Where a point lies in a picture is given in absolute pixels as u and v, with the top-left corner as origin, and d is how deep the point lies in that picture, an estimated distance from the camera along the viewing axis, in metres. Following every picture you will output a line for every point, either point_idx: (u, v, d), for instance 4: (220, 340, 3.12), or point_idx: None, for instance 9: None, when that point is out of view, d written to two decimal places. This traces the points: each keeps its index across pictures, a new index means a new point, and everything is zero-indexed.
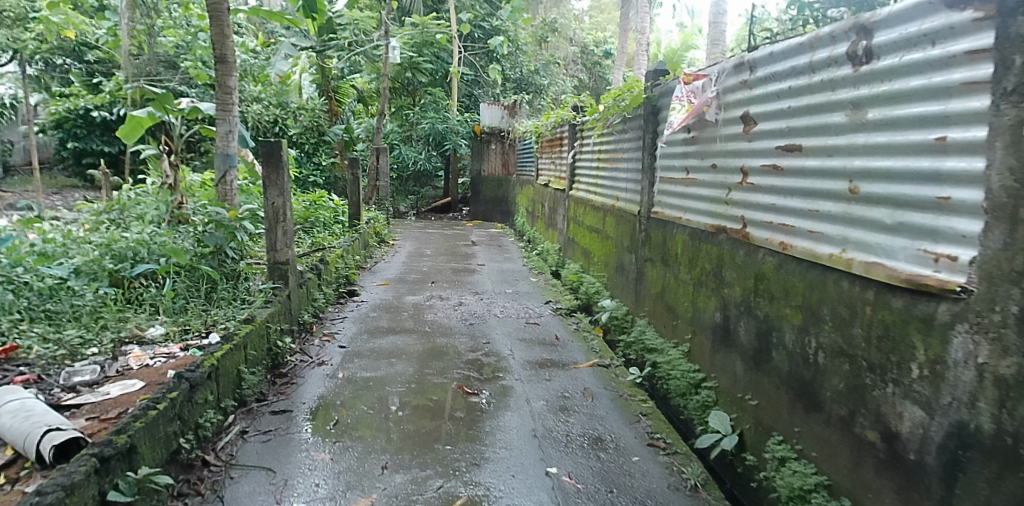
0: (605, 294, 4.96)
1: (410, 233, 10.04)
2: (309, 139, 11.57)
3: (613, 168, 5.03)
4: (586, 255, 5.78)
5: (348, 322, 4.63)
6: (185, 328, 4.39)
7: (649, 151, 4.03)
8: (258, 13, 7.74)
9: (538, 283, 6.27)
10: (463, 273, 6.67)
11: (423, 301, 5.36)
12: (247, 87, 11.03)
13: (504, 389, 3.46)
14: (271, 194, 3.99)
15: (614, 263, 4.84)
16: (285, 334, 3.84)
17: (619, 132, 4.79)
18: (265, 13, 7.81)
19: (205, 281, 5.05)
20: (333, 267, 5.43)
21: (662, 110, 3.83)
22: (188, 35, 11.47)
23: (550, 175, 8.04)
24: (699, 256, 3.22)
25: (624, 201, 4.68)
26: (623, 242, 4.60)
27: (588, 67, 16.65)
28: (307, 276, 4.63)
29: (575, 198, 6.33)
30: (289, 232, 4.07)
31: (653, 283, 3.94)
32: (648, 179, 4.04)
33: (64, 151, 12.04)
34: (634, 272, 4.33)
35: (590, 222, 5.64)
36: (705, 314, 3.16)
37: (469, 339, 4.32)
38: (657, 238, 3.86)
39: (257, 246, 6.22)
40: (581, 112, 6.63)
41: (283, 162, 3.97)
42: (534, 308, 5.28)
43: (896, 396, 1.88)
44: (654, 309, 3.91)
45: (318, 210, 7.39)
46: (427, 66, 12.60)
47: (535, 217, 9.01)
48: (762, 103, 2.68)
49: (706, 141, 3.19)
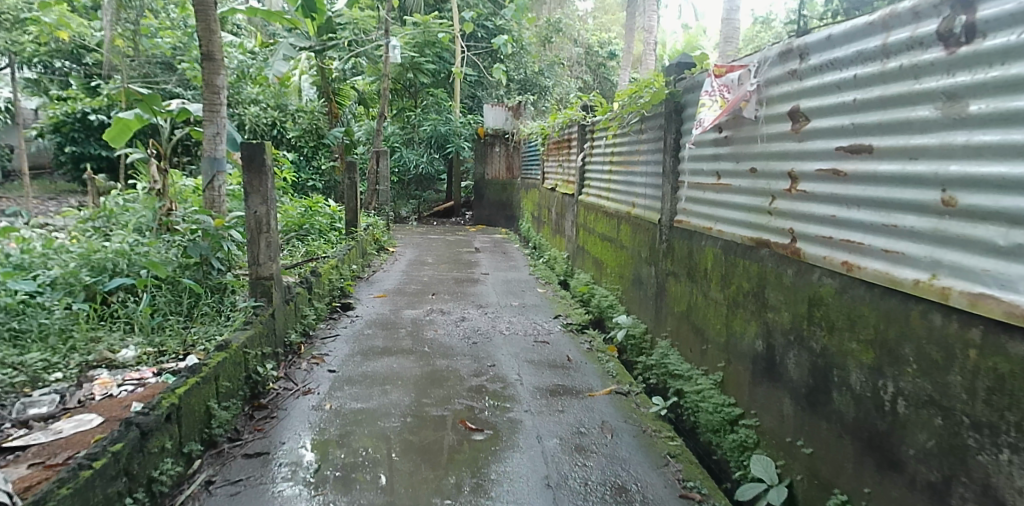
0: (620, 309, 4.54)
1: (411, 239, 9.65)
2: (307, 143, 11.15)
3: (627, 172, 4.63)
4: (598, 265, 5.36)
5: (340, 342, 4.22)
6: (160, 350, 3.95)
7: (671, 153, 3.63)
8: (256, 13, 7.34)
9: (546, 295, 5.86)
10: (466, 283, 6.26)
11: (424, 316, 4.95)
12: (244, 89, 10.58)
13: (512, 424, 3.05)
14: (253, 202, 3.58)
15: (629, 276, 4.44)
16: (267, 358, 3.44)
17: (635, 132, 4.38)
18: (262, 13, 7.40)
19: (187, 296, 4.61)
20: (325, 279, 5.03)
21: (688, 108, 3.43)
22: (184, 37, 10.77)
23: (557, 179, 7.63)
24: (735, 274, 2.82)
25: (640, 208, 4.28)
26: (640, 253, 4.19)
27: (592, 68, 16.17)
28: (297, 291, 4.22)
29: (585, 204, 5.92)
30: (274, 243, 3.67)
31: (676, 302, 3.54)
32: (670, 185, 3.64)
33: (60, 156, 11.52)
34: (653, 287, 3.92)
35: (602, 229, 5.23)
36: (743, 342, 2.76)
37: (473, 361, 3.91)
38: (681, 250, 3.45)
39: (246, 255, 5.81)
40: (591, 112, 6.23)
41: (267, 166, 3.57)
42: (543, 324, 4.86)
43: (1012, 466, 1.53)
44: (678, 331, 3.51)
45: (314, 215, 6.98)
46: (429, 67, 12.19)
47: (541, 223, 8.62)
48: (816, 97, 2.28)
49: (742, 141, 2.79)
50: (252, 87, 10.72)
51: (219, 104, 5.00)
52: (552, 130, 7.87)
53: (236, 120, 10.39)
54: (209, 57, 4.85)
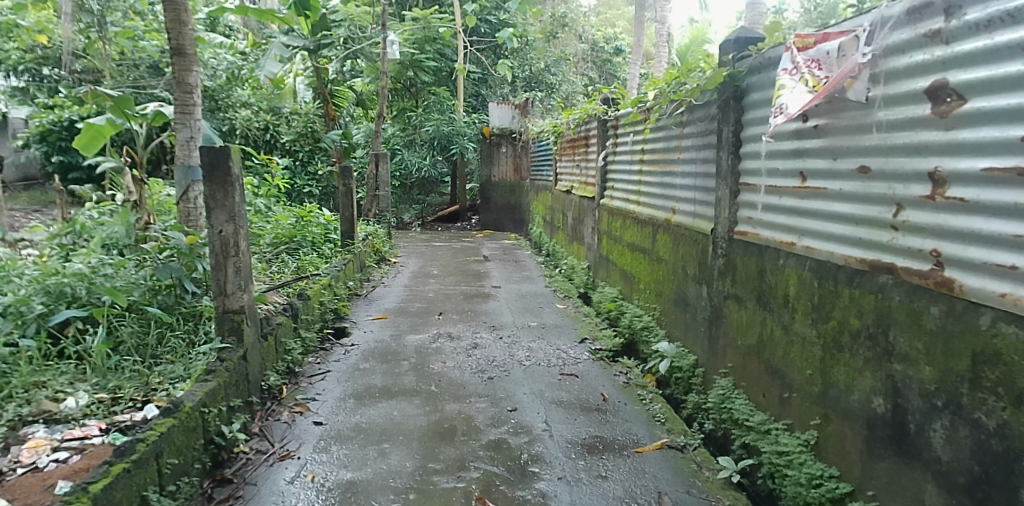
0: (660, 334, 3.87)
1: (415, 247, 9.02)
2: (304, 146, 10.42)
3: (663, 172, 3.97)
4: (626, 278, 4.69)
5: (330, 381, 3.56)
6: (113, 398, 3.18)
7: (728, 147, 2.96)
8: (248, 11, 6.57)
9: (566, 312, 5.18)
10: (477, 299, 5.61)
11: (430, 344, 4.27)
12: (234, 90, 9.91)
13: (542, 501, 2.38)
14: (217, 219, 2.92)
15: (670, 295, 3.77)
16: (236, 413, 2.79)
17: (674, 125, 3.70)
18: (252, 10, 6.59)
19: (149, 325, 3.75)
20: (315, 302, 4.36)
21: (754, 92, 2.77)
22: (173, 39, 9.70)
23: (572, 180, 6.97)
24: (836, 307, 2.17)
25: (683, 214, 3.61)
26: (685, 268, 3.52)
27: (598, 64, 15.31)
28: (279, 322, 3.55)
29: (609, 208, 5.23)
30: (246, 269, 3.02)
31: (739, 333, 2.89)
32: (728, 186, 2.97)
33: (47, 169, 10.41)
34: (704, 311, 3.26)
35: (632, 237, 4.55)
36: (852, 397, 2.11)
37: (490, 405, 3.23)
38: (747, 269, 2.79)
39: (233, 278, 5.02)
40: (613, 106, 5.53)
41: (234, 177, 2.93)
42: (567, 350, 4.18)
43: None
44: (745, 370, 2.85)
45: (305, 226, 6.28)
46: (430, 64, 11.37)
47: (555, 228, 7.95)
48: (979, 67, 1.64)
49: (844, 132, 2.14)
50: (244, 89, 10.07)
51: (194, 106, 4.28)
52: (567, 128, 7.17)
53: (226, 125, 9.75)
54: (180, 52, 4.08)
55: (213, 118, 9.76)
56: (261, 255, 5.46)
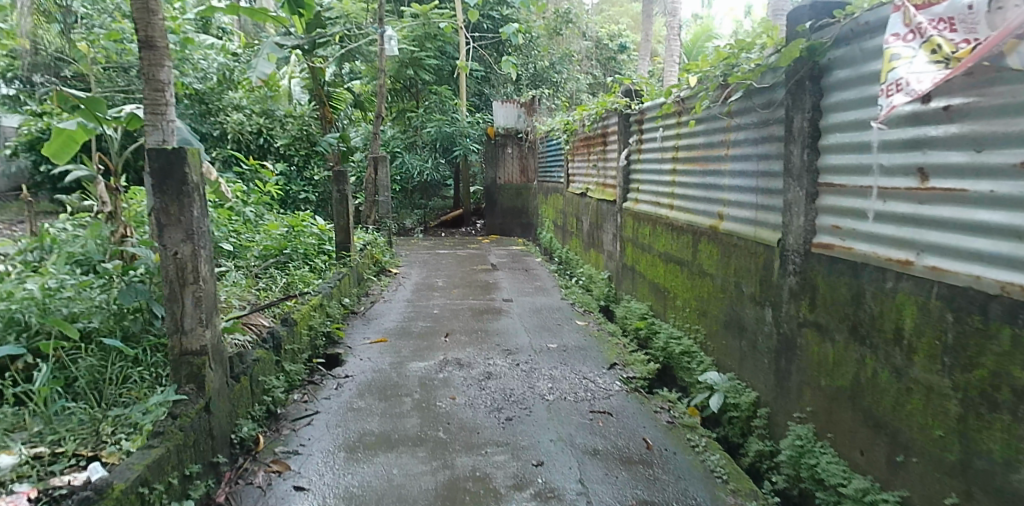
0: (705, 361, 3.32)
1: (417, 256, 8.47)
2: (299, 150, 9.90)
3: (706, 171, 3.41)
4: (657, 292, 4.13)
5: (317, 426, 2.99)
6: (53, 453, 2.27)
7: (801, 139, 2.44)
8: (237, 10, 5.83)
9: (588, 330, 4.61)
10: (487, 315, 5.04)
11: (435, 373, 3.68)
12: (227, 93, 9.32)
13: None
14: (170, 239, 2.34)
15: (716, 315, 3.22)
16: (193, 481, 2.24)
17: (721, 116, 3.15)
18: (244, 9, 5.84)
19: (103, 355, 2.83)
20: (303, 327, 3.80)
21: (844, 72, 2.23)
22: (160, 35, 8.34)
23: (588, 181, 6.39)
24: (990, 353, 1.65)
25: (733, 221, 3.06)
26: (738, 285, 2.96)
27: (603, 62, 14.20)
28: (256, 359, 2.98)
29: (634, 212, 4.65)
30: (211, 298, 2.46)
31: (822, 372, 2.34)
32: (803, 188, 2.44)
33: (37, 178, 9.22)
34: (766, 340, 2.73)
35: (664, 245, 3.99)
36: (1014, 476, 1.60)
37: (511, 458, 2.65)
38: (836, 292, 2.25)
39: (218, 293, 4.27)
40: (637, 99, 4.93)
41: (192, 184, 2.36)
42: (594, 378, 3.61)
43: None
44: (831, 417, 2.30)
45: (297, 236, 5.76)
46: (431, 63, 10.69)
47: (567, 233, 7.38)
48: None
49: (999, 116, 1.62)
50: (236, 92, 9.49)
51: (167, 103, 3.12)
52: (581, 125, 6.57)
53: (218, 130, 9.19)
54: (148, 43, 3.00)
55: (204, 123, 9.12)
56: (247, 270, 4.92)
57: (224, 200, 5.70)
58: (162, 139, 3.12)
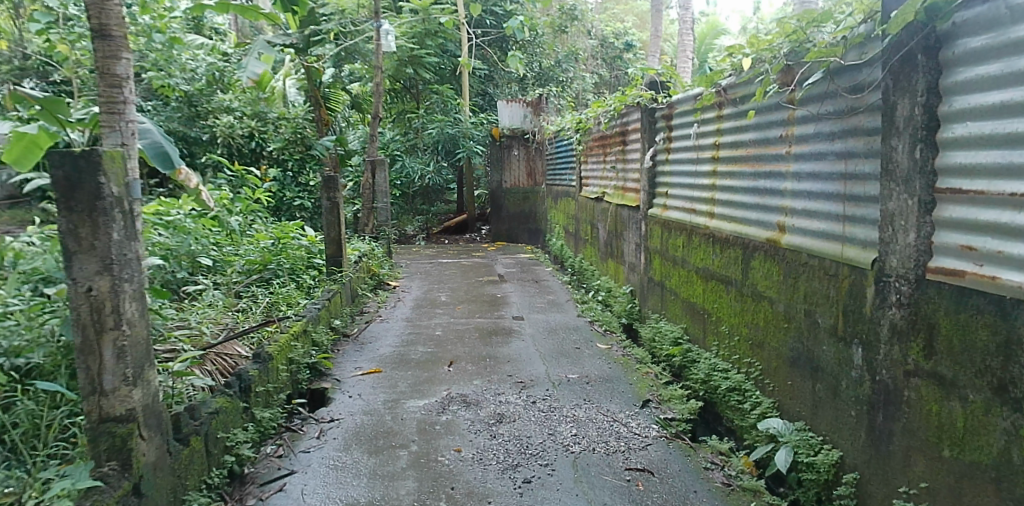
0: (762, 402, 2.74)
1: (418, 266, 7.92)
2: (293, 154, 9.32)
3: (759, 172, 2.84)
4: (694, 313, 3.55)
5: (292, 493, 2.43)
6: None
7: (909, 131, 1.88)
8: (227, 7, 5.04)
9: (612, 356, 4.03)
10: (497, 337, 4.47)
11: (436, 415, 3.11)
12: (216, 95, 8.71)
13: None
14: (82, 271, 1.77)
15: (777, 347, 2.65)
16: None
17: (783, 105, 2.58)
18: (234, 6, 5.16)
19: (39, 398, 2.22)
20: (281, 362, 3.22)
21: (980, 39, 1.69)
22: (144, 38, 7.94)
23: (604, 185, 5.83)
24: None
25: (801, 234, 2.49)
26: (812, 313, 2.39)
27: (608, 61, 13.51)
28: (213, 412, 2.41)
29: (663, 220, 4.07)
30: (140, 345, 1.90)
31: (945, 438, 1.78)
32: (913, 194, 1.88)
33: None
34: (855, 386, 2.16)
35: (702, 259, 3.42)
36: None
37: None
38: (971, 336, 1.69)
39: (192, 314, 3.72)
40: (663, 92, 4.38)
41: (108, 197, 1.78)
42: (626, 420, 3.03)
43: None
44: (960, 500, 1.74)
45: (284, 249, 5.20)
46: (432, 61, 10.10)
47: (580, 241, 6.82)
48: None
49: None
50: (227, 93, 8.89)
51: (125, 102, 2.55)
52: (596, 123, 6.00)
53: (208, 134, 8.62)
54: (103, 32, 2.41)
55: (194, 127, 8.61)
56: (228, 288, 4.38)
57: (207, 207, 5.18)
58: (122, 142, 2.55)
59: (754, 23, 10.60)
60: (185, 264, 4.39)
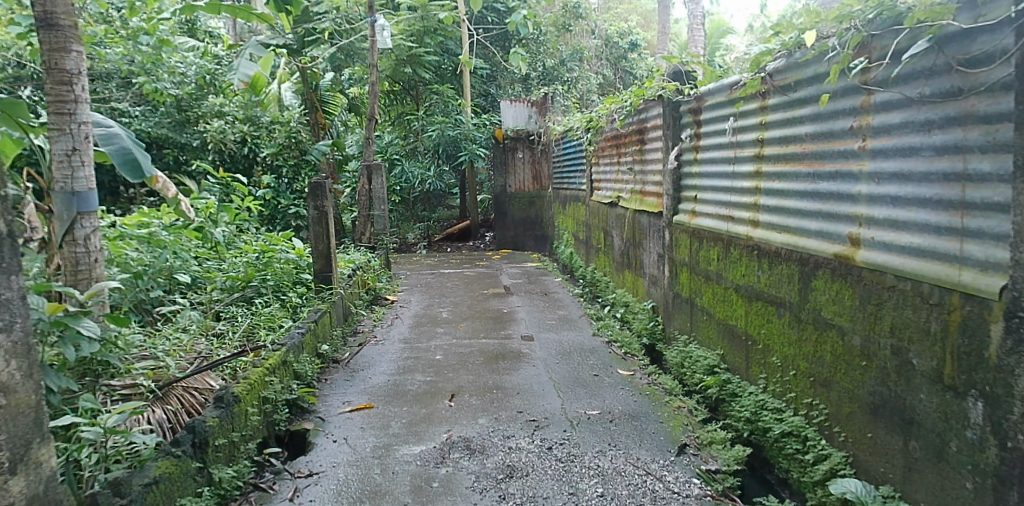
0: (827, 451, 2.25)
1: (418, 277, 7.44)
2: (287, 160, 8.65)
3: (821, 172, 2.34)
4: (732, 338, 3.05)
5: None
6: None
7: None
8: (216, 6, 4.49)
9: (635, 385, 3.52)
10: (506, 362, 3.98)
11: (434, 468, 2.61)
12: (207, 99, 8.24)
13: None
14: None
15: (850, 389, 2.15)
16: None
17: (858, 90, 2.09)
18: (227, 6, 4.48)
19: None
20: (251, 403, 2.73)
21: None
22: (132, 41, 7.60)
23: (619, 190, 5.33)
24: None
25: (883, 249, 1.99)
26: (904, 349, 1.88)
27: (613, 61, 13.01)
28: (148, 483, 1.92)
29: (691, 229, 3.57)
30: (23, 415, 1.40)
31: None
32: None
33: None
34: (972, 452, 1.66)
35: (743, 275, 2.92)
36: None
37: None
38: None
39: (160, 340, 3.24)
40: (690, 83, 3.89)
41: None
42: (661, 473, 2.52)
43: None
44: None
45: (270, 263, 4.73)
46: (431, 59, 9.61)
47: (592, 250, 6.33)
48: None
49: None
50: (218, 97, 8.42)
51: (76, 100, 2.65)
52: (609, 121, 5.51)
53: (199, 140, 8.12)
54: (49, 21, 2.55)
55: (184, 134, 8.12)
56: (205, 309, 3.92)
57: (186, 216, 4.68)
58: (73, 146, 2.66)
59: (764, 19, 9.71)
60: (161, 281, 3.93)
